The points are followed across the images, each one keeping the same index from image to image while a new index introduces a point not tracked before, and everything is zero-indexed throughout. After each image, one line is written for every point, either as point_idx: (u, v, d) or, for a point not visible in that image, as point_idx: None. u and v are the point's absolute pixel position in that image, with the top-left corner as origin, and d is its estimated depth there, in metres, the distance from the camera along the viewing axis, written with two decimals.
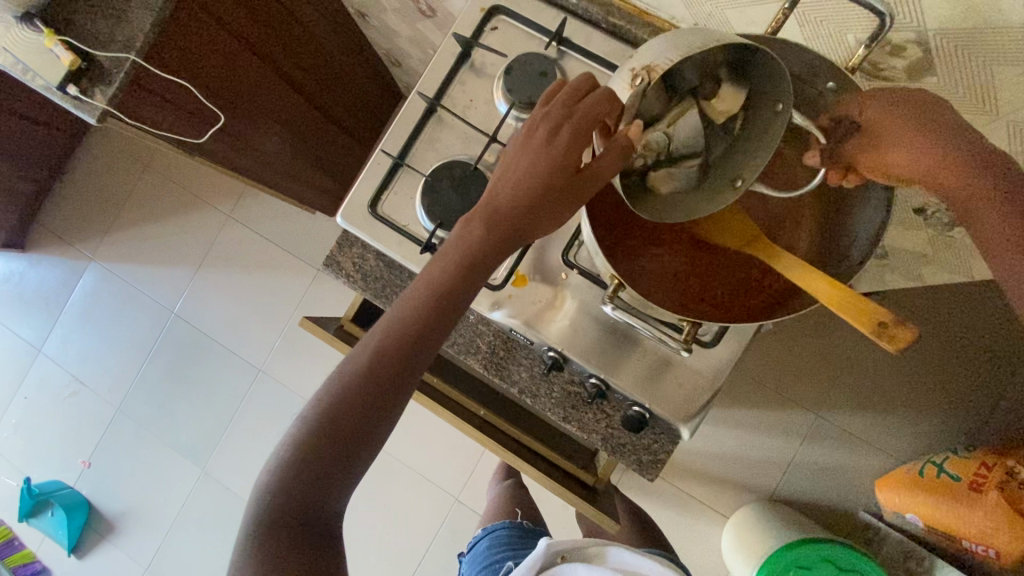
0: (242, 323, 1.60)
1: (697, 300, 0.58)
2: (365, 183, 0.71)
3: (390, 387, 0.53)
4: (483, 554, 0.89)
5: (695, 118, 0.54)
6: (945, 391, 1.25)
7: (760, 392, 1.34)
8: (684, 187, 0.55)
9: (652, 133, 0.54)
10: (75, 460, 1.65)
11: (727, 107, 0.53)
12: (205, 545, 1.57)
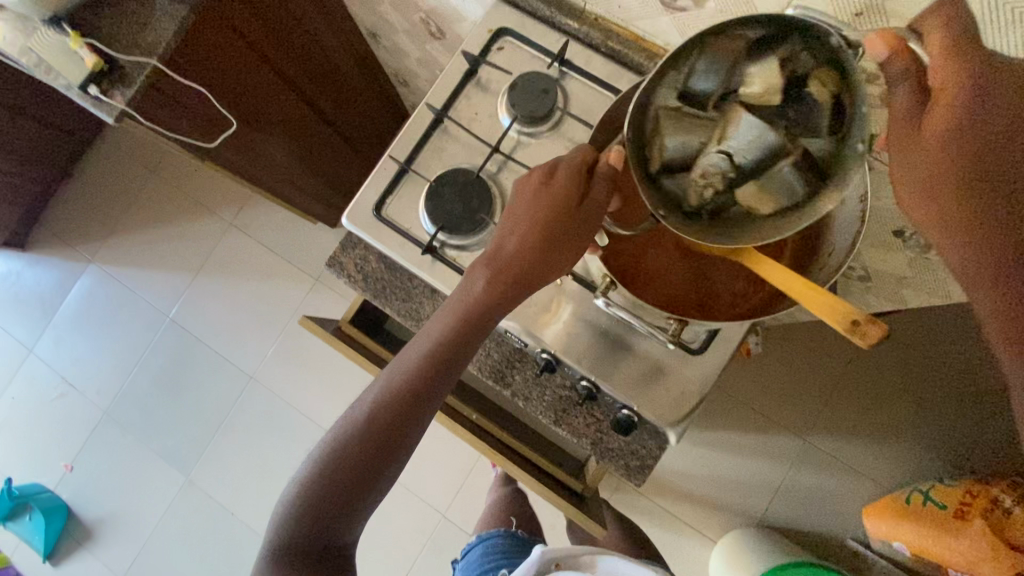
0: (237, 329, 1.61)
1: (688, 303, 0.60)
2: (371, 188, 0.74)
3: (376, 459, 0.56)
4: (478, 562, 0.90)
5: (750, 117, 0.48)
6: (931, 420, 1.27)
7: (749, 414, 1.36)
8: (791, 203, 0.49)
9: (705, 158, 0.49)
10: (57, 464, 1.63)
11: (764, 83, 0.48)
12: (188, 554, 1.54)
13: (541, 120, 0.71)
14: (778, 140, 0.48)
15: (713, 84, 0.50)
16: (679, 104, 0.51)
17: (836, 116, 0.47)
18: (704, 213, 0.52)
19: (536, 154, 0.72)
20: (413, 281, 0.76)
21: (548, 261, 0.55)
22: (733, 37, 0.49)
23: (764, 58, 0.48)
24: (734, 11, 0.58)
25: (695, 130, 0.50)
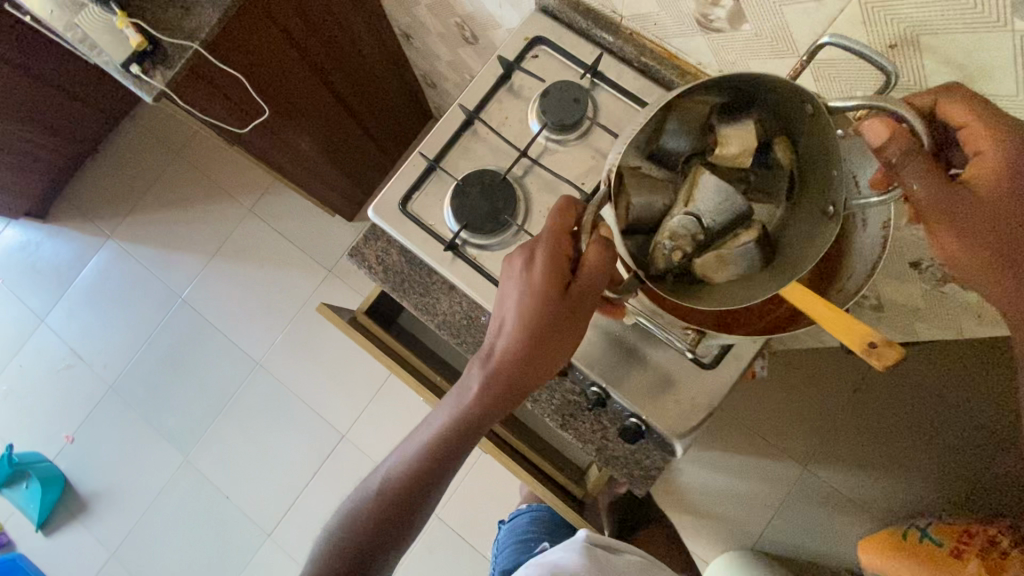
0: (248, 314, 1.63)
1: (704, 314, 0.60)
2: (399, 182, 0.75)
3: (383, 543, 0.61)
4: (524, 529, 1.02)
5: (713, 180, 0.55)
6: (934, 462, 1.26)
7: (751, 437, 1.35)
8: (745, 269, 0.54)
9: (673, 221, 0.54)
10: (58, 434, 1.64)
11: (738, 146, 0.55)
12: (180, 534, 1.54)
13: (570, 128, 0.73)
14: (744, 205, 0.54)
15: (682, 146, 0.57)
16: (642, 162, 0.56)
17: (792, 181, 0.56)
18: (669, 276, 0.54)
19: (562, 161, 0.74)
20: (432, 276, 0.77)
21: (544, 364, 0.57)
22: (703, 101, 0.54)
23: (735, 122, 0.55)
24: (769, 35, 0.59)
25: (658, 193, 0.56)
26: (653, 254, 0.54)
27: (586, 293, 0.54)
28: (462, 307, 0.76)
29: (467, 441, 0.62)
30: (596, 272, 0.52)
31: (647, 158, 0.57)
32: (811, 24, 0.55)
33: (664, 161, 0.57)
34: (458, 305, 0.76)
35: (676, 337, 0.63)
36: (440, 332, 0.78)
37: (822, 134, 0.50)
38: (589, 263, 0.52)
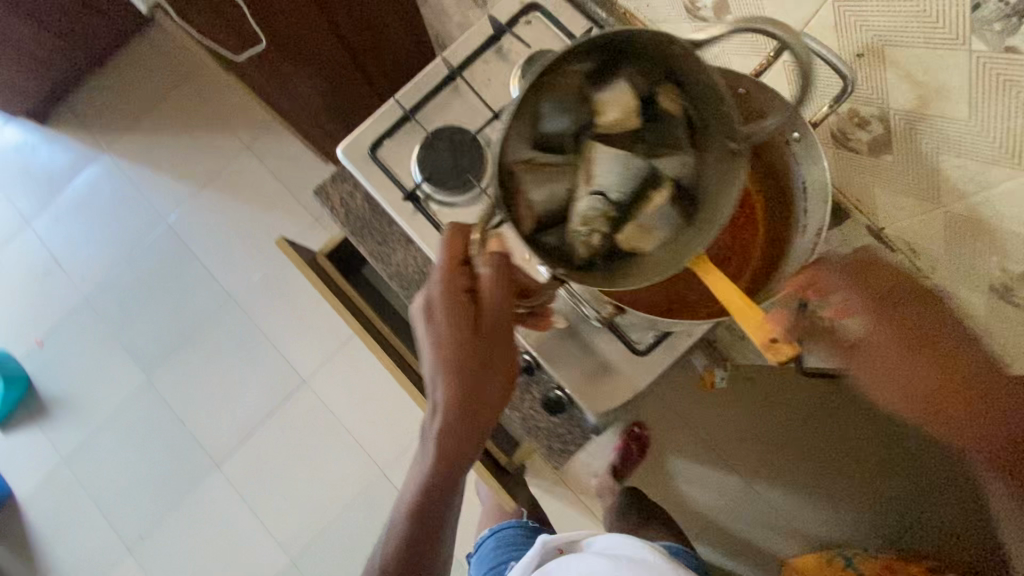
0: (229, 249, 1.63)
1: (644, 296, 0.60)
2: (372, 127, 0.75)
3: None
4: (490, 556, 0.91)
5: (607, 146, 0.51)
6: (873, 495, 1.28)
7: (700, 446, 1.34)
8: (669, 233, 0.50)
9: (580, 206, 0.51)
10: (28, 336, 1.66)
11: (619, 108, 0.50)
12: (131, 450, 1.57)
13: None
14: (643, 167, 0.52)
15: (564, 124, 0.50)
16: (534, 155, 0.50)
17: (688, 125, 0.50)
18: (597, 262, 0.51)
19: None
20: (392, 226, 0.78)
21: (485, 391, 0.53)
22: (564, 74, 0.49)
23: (606, 82, 0.50)
24: (750, 30, 0.59)
25: (557, 179, 0.51)
26: (563, 236, 0.51)
27: (500, 317, 0.52)
28: (417, 261, 0.77)
29: (440, 506, 0.57)
30: (502, 292, 0.52)
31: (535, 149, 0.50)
32: (789, 23, 0.54)
33: (552, 145, 0.51)
34: (412, 258, 0.77)
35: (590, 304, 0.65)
36: (391, 282, 0.78)
37: (699, 79, 0.46)
38: (486, 284, 0.51)
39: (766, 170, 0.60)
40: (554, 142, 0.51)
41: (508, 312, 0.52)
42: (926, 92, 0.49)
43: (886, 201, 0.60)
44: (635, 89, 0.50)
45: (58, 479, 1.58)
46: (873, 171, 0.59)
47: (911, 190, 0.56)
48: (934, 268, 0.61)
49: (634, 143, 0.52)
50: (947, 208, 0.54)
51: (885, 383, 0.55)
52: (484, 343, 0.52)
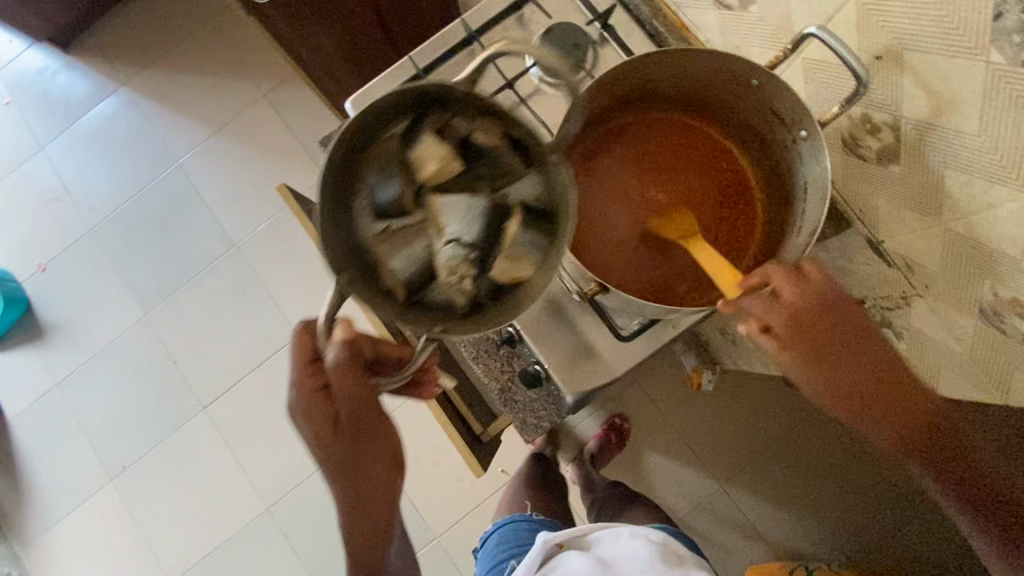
0: (237, 197, 1.64)
1: (633, 280, 0.60)
2: (383, 82, 0.74)
3: None
4: (491, 551, 0.92)
5: (448, 196, 0.51)
6: (844, 511, 1.29)
7: (678, 445, 1.35)
8: (538, 257, 0.50)
9: (442, 258, 0.51)
10: (31, 260, 1.68)
11: (437, 158, 0.50)
12: (122, 383, 1.60)
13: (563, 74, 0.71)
14: (486, 201, 0.52)
15: (394, 190, 0.51)
16: (384, 225, 0.51)
17: (513, 147, 0.50)
18: (480, 302, 0.52)
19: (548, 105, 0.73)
20: None
21: (368, 453, 0.59)
22: (380, 146, 0.50)
23: (417, 137, 0.50)
24: (774, 23, 0.57)
25: (410, 244, 0.51)
26: (429, 282, 0.51)
27: (356, 400, 0.55)
28: None
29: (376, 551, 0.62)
30: (351, 379, 0.55)
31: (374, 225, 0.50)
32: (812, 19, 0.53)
33: (392, 215, 0.51)
34: None
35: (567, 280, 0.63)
36: None
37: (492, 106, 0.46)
38: (336, 373, 0.54)
39: (772, 172, 0.62)
40: (395, 207, 0.51)
41: (366, 389, 0.55)
42: (940, 103, 0.48)
43: (889, 215, 0.59)
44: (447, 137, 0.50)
45: (49, 401, 1.61)
46: (878, 182, 0.58)
47: (914, 204, 0.55)
48: (926, 287, 0.61)
49: (471, 179, 0.52)
50: (947, 225, 0.53)
51: (796, 368, 0.53)
52: (345, 427, 0.57)
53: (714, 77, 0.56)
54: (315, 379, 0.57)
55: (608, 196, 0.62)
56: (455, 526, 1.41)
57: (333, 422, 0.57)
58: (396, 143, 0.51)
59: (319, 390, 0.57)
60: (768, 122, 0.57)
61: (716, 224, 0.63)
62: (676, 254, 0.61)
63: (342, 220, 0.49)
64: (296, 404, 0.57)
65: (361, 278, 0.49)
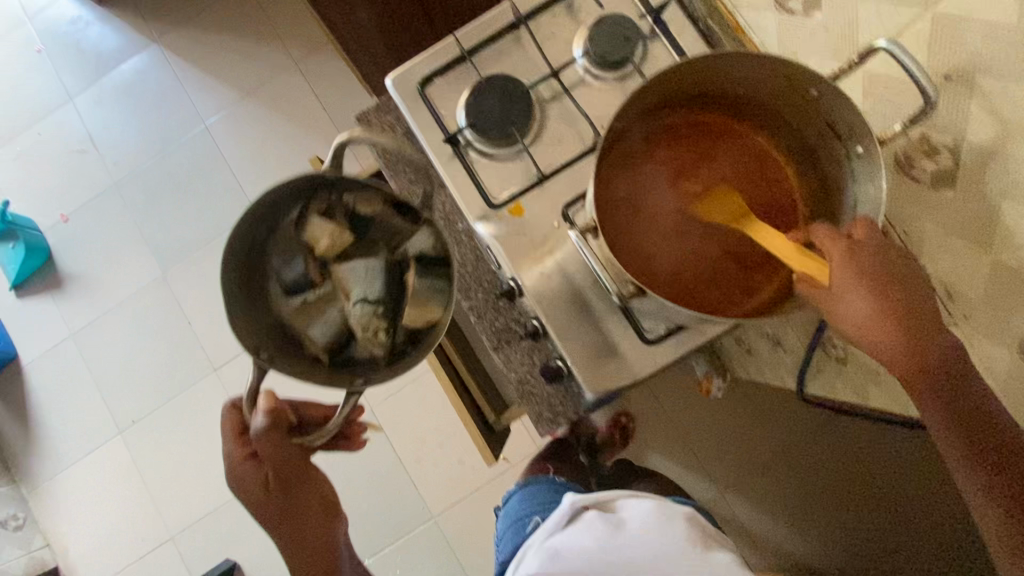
0: (261, 163, 1.64)
1: (667, 282, 0.59)
2: (426, 61, 0.73)
3: None
4: (515, 508, 0.98)
5: (348, 263, 0.62)
6: (844, 525, 1.29)
7: (682, 449, 1.35)
8: (441, 297, 0.60)
9: (353, 318, 0.60)
10: (55, 211, 1.69)
11: (329, 236, 0.60)
12: (136, 339, 1.61)
13: (611, 66, 0.70)
14: (384, 260, 0.62)
15: (299, 270, 0.61)
16: (299, 300, 0.61)
17: (400, 210, 0.61)
18: (397, 344, 0.61)
19: (592, 97, 0.71)
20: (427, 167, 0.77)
21: (299, 506, 0.67)
22: (282, 236, 0.61)
23: (309, 223, 0.60)
24: (838, 31, 0.56)
25: (325, 312, 0.61)
26: (343, 336, 0.61)
27: (280, 461, 0.62)
28: (444, 207, 0.76)
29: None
30: (272, 444, 0.61)
31: (289, 304, 0.61)
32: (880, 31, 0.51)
33: (302, 292, 0.61)
34: (440, 204, 0.76)
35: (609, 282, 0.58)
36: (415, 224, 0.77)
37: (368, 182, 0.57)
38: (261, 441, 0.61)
39: (819, 188, 0.60)
40: (303, 282, 0.61)
41: (289, 448, 0.62)
42: (1008, 131, 0.47)
43: (934, 242, 0.57)
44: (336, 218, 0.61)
45: (64, 350, 1.63)
46: (928, 203, 0.56)
47: (965, 232, 0.54)
48: (965, 316, 0.57)
49: (365, 245, 0.62)
50: (997, 257, 0.52)
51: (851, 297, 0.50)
52: (274, 485, 0.65)
53: (772, 85, 0.55)
54: (244, 448, 0.66)
55: (650, 195, 0.61)
56: (452, 508, 1.43)
57: (265, 482, 0.65)
58: (291, 229, 0.61)
59: (249, 457, 0.65)
60: (821, 135, 0.56)
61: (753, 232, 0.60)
62: (716, 257, 0.60)
63: (256, 304, 0.59)
64: (230, 472, 0.66)
65: (282, 352, 0.58)
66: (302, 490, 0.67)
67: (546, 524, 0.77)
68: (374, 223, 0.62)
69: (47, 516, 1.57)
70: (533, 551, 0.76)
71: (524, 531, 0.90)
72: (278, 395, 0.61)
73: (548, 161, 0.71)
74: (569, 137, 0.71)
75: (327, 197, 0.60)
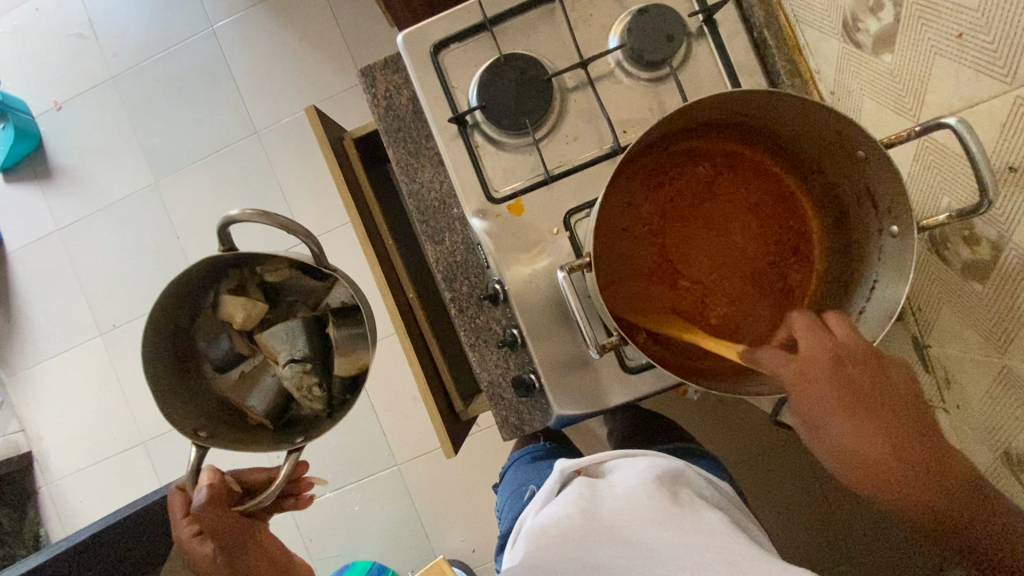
0: (265, 78, 1.48)
1: (648, 316, 0.55)
2: (445, 22, 0.65)
3: None
4: (512, 479, 0.94)
5: (270, 331, 0.74)
6: (855, 541, 1.16)
7: (694, 422, 1.21)
8: (360, 343, 0.73)
9: (288, 380, 0.72)
10: (47, 96, 1.58)
11: (246, 312, 0.71)
12: (119, 245, 1.55)
13: (646, 65, 0.62)
14: (300, 320, 0.74)
15: (224, 348, 0.72)
16: (236, 373, 0.73)
17: (298, 273, 0.71)
18: (329, 393, 0.74)
19: (619, 96, 0.64)
20: (429, 139, 0.71)
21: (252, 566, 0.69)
22: (205, 321, 0.71)
23: (222, 301, 0.70)
24: (904, 81, 0.50)
25: (258, 384, 0.73)
26: (279, 394, 0.74)
27: (222, 529, 0.66)
28: (440, 188, 0.72)
29: None
30: (214, 515, 0.65)
31: (220, 375, 0.72)
32: (951, 97, 0.45)
33: (229, 366, 0.73)
34: (437, 184, 0.72)
35: (587, 330, 0.51)
36: (407, 199, 0.73)
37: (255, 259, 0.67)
38: (201, 512, 0.65)
39: (841, 253, 0.55)
40: (234, 356, 0.73)
41: (231, 517, 0.66)
42: None
43: (948, 326, 0.55)
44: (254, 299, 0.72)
45: (48, 244, 1.59)
46: (951, 290, 0.53)
47: (981, 329, 0.51)
48: (959, 407, 0.58)
49: (285, 316, 0.75)
50: (1008, 363, 0.49)
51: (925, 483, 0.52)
52: (220, 557, 0.68)
53: (819, 135, 0.49)
54: (193, 526, 0.70)
55: (647, 214, 0.56)
56: (416, 461, 1.40)
57: (212, 554, 0.68)
58: (210, 312, 0.71)
59: (197, 534, 0.70)
60: (857, 198, 0.51)
61: (732, 297, 0.56)
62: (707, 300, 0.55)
63: (196, 386, 0.69)
64: (183, 549, 0.70)
65: (230, 424, 0.69)
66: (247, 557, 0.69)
67: (538, 494, 0.74)
68: (285, 287, 0.74)
69: (24, 404, 1.59)
70: (526, 523, 0.72)
71: (522, 500, 0.87)
72: (219, 469, 0.68)
73: (558, 159, 0.65)
74: (586, 136, 0.64)
75: (239, 274, 0.71)
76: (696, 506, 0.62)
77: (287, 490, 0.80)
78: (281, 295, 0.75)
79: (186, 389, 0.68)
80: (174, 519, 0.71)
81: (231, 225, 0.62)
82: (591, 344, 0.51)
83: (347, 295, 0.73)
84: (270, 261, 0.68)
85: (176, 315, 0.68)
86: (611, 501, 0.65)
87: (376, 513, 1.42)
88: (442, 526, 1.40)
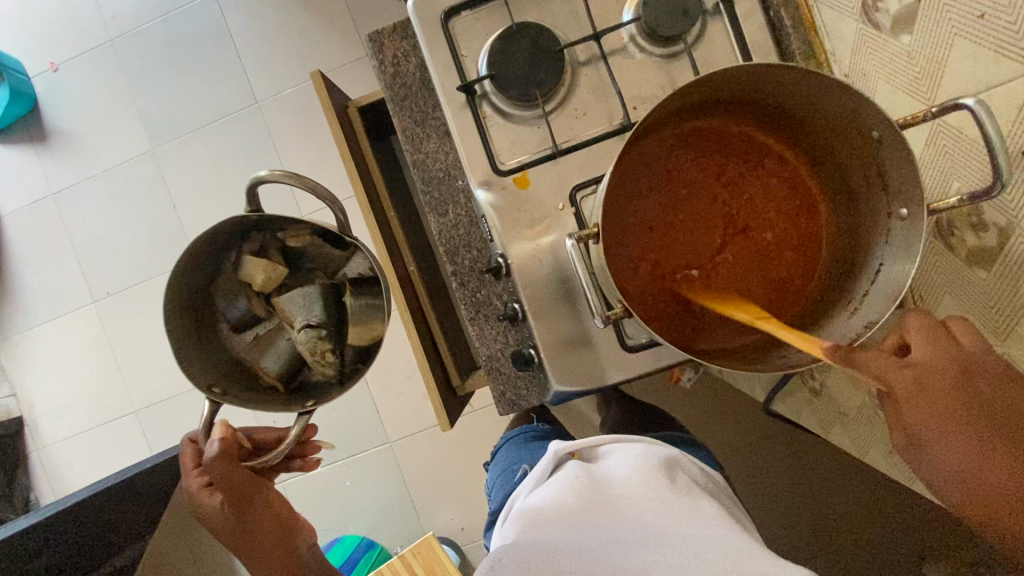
0: (268, 48, 1.45)
1: (659, 277, 0.56)
2: None
3: None
4: (504, 458, 0.95)
5: (289, 294, 0.72)
6: (838, 530, 1.19)
7: (689, 409, 1.22)
8: (375, 311, 0.72)
9: (304, 344, 0.71)
10: (42, 57, 1.53)
11: (266, 273, 0.71)
12: (115, 211, 1.53)
13: (660, 41, 0.61)
14: (319, 287, 0.72)
15: (241, 308, 0.71)
16: (251, 334, 0.72)
17: (320, 236, 0.70)
18: (344, 360, 0.73)
19: (630, 71, 0.63)
20: (436, 109, 0.70)
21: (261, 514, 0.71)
22: (224, 279, 0.71)
23: (246, 260, 0.70)
24: (921, 63, 0.49)
25: (275, 345, 0.72)
26: (293, 359, 0.72)
27: (232, 482, 0.67)
28: (446, 159, 0.71)
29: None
30: (224, 469, 0.65)
31: (237, 333, 0.71)
32: (968, 80, 0.45)
33: (246, 326, 0.72)
34: (443, 154, 0.71)
35: (593, 300, 0.51)
36: (412, 169, 0.72)
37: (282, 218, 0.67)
38: (213, 462, 0.65)
39: (848, 237, 0.55)
40: (251, 318, 0.72)
41: (241, 471, 0.67)
42: None
43: (949, 315, 0.55)
44: (276, 260, 0.71)
45: (42, 208, 1.56)
46: (956, 277, 0.53)
47: (983, 317, 0.51)
48: None
49: (305, 280, 0.74)
50: (1007, 350, 0.49)
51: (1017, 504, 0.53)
52: (228, 508, 0.69)
53: (834, 115, 0.49)
54: (203, 477, 0.71)
55: (663, 176, 0.56)
56: (408, 439, 1.40)
57: (220, 505, 0.69)
58: (231, 271, 0.71)
59: (205, 486, 0.70)
60: (867, 182, 0.51)
61: (750, 264, 0.57)
62: (722, 261, 0.56)
63: (212, 344, 0.69)
64: (191, 500, 0.71)
65: (242, 384, 0.68)
66: (253, 509, 0.71)
67: (532, 473, 0.73)
68: (306, 253, 0.73)
69: (16, 368, 1.58)
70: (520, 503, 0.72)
71: (514, 479, 0.87)
72: (232, 424, 0.68)
73: (567, 134, 0.64)
74: (595, 111, 0.64)
75: (260, 237, 0.70)
76: (693, 495, 0.63)
77: (293, 452, 0.81)
78: (301, 259, 0.74)
79: (202, 346, 0.68)
80: (185, 469, 0.72)
81: (259, 184, 0.64)
82: (597, 314, 0.51)
83: (365, 266, 0.71)
84: (293, 223, 0.68)
85: (197, 273, 0.68)
86: (610, 486, 0.65)
87: (367, 489, 1.42)
88: (433, 503, 1.41)
